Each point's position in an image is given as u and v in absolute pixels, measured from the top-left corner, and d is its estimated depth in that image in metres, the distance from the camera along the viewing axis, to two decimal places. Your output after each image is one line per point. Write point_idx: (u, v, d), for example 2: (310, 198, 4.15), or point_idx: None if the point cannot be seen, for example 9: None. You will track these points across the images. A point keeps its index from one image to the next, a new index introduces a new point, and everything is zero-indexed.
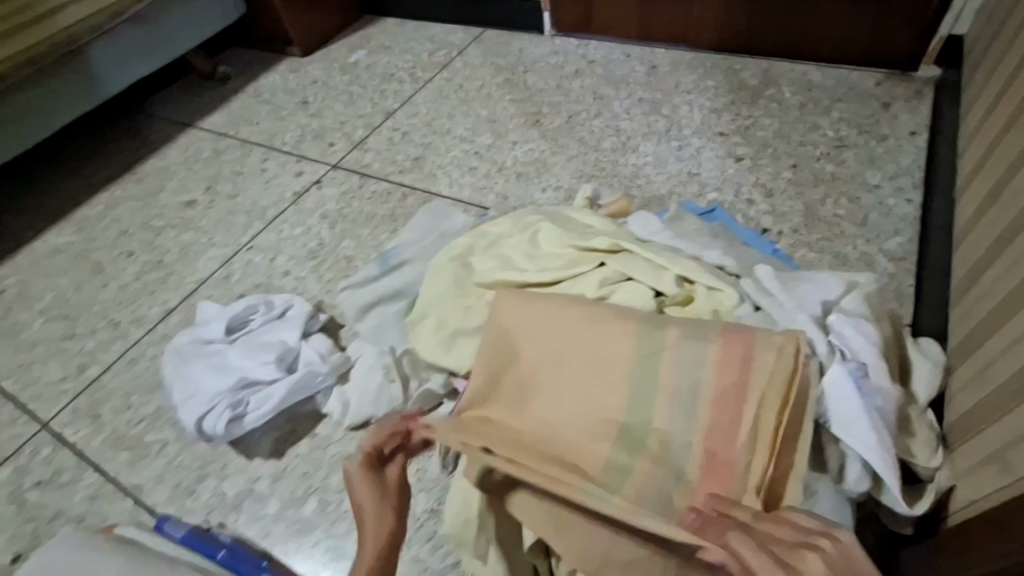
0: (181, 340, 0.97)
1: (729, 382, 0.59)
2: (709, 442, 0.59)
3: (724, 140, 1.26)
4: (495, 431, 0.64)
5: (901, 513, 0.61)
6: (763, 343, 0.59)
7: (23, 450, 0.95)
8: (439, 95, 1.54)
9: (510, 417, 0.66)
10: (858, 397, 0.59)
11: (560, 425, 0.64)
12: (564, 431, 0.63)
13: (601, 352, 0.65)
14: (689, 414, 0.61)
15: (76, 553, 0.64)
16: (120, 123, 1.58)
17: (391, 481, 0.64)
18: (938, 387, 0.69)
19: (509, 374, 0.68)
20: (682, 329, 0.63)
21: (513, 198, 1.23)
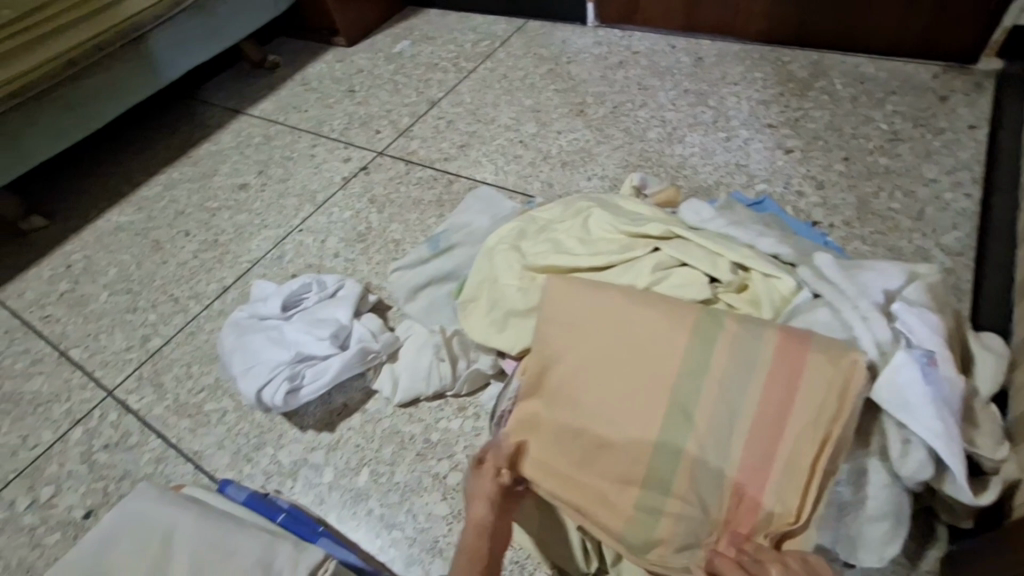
0: (240, 315, 1.01)
1: (776, 394, 0.60)
2: (746, 454, 0.60)
3: (773, 132, 1.25)
4: (542, 426, 0.68)
5: (965, 502, 0.59)
6: (816, 366, 0.59)
7: (93, 414, 1.00)
8: (483, 84, 1.55)
9: (555, 411, 0.68)
10: (925, 383, 0.58)
11: (603, 422, 0.65)
12: (603, 431, 0.65)
13: (648, 353, 0.65)
14: (732, 423, 0.61)
15: (157, 504, 0.65)
16: (177, 109, 1.64)
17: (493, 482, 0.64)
18: (1002, 381, 0.67)
19: (559, 368, 0.69)
20: (735, 335, 0.63)
21: (558, 185, 1.25)
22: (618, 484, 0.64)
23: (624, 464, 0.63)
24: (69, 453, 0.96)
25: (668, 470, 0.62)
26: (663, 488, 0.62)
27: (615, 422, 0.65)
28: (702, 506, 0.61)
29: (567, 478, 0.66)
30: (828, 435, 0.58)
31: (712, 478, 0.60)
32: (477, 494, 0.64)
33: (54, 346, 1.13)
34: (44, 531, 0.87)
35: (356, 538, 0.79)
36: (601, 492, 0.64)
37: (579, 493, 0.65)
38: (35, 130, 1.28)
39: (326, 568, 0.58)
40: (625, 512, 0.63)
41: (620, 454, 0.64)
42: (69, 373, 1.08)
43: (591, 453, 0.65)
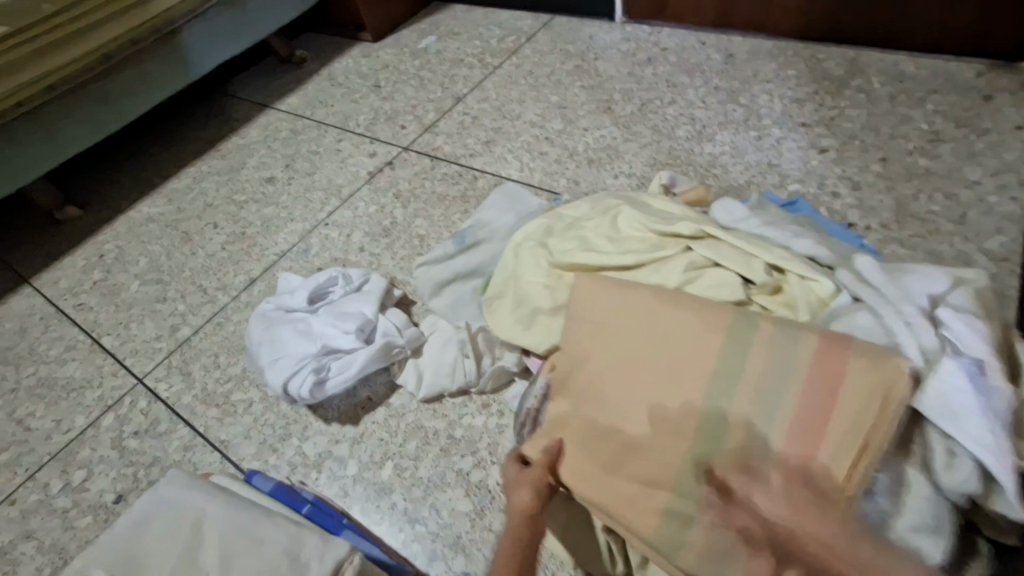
0: (267, 306, 1.02)
1: (816, 399, 0.59)
2: (788, 455, 0.57)
3: (807, 131, 1.22)
4: (573, 425, 0.68)
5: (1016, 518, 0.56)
6: (858, 371, 0.58)
7: (124, 400, 1.02)
8: (509, 80, 1.54)
9: (587, 410, 0.67)
10: (973, 392, 0.56)
11: (634, 421, 0.64)
12: (635, 430, 0.64)
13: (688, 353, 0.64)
14: (773, 427, 0.59)
15: (188, 489, 0.66)
16: (207, 103, 1.67)
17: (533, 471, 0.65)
18: None
19: (591, 367, 0.69)
20: (772, 338, 0.62)
21: (584, 183, 1.23)
22: (647, 486, 0.62)
23: (658, 465, 0.62)
24: (101, 438, 0.98)
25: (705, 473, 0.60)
26: (695, 491, 0.59)
27: (648, 421, 0.63)
28: (738, 512, 0.58)
29: (598, 477, 0.64)
30: (871, 442, 0.56)
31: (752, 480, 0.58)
32: (516, 483, 0.65)
33: (87, 334, 1.15)
34: (76, 514, 0.89)
35: (379, 532, 0.79)
36: (629, 494, 0.62)
37: (607, 494, 0.63)
38: (73, 121, 1.32)
39: (351, 562, 0.58)
40: (653, 515, 0.60)
41: (654, 454, 0.62)
42: (101, 359, 1.10)
43: (621, 454, 0.64)
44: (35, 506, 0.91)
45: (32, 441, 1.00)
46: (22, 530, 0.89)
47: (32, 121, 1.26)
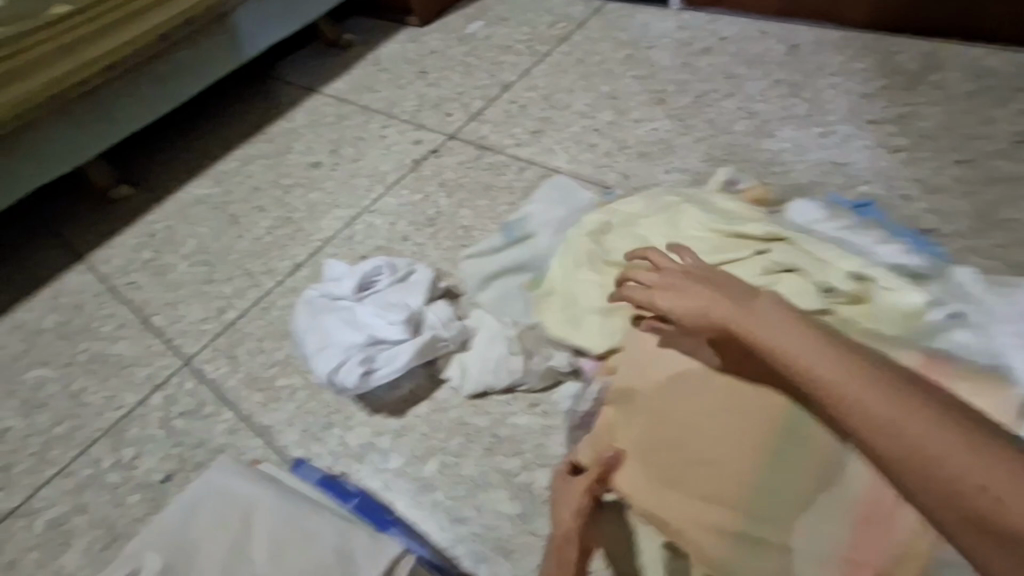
0: (312, 293, 1.01)
1: None
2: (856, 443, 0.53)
3: (878, 128, 1.14)
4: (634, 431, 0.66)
5: None
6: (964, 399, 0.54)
7: (172, 380, 1.04)
8: (558, 69, 1.50)
9: (648, 417, 0.66)
10: None
11: (700, 433, 0.62)
12: (695, 445, 0.62)
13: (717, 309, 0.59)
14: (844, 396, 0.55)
15: (240, 477, 0.66)
16: (253, 85, 1.67)
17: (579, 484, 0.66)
18: None
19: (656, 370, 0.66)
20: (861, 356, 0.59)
21: (636, 178, 1.19)
22: (711, 502, 0.61)
23: (721, 481, 0.60)
24: (149, 417, 0.99)
25: (774, 495, 0.58)
26: (762, 512, 0.59)
27: (710, 434, 0.61)
28: (806, 535, 0.57)
29: (657, 490, 0.63)
30: None
31: (822, 500, 0.57)
32: (563, 494, 0.67)
33: (137, 313, 1.17)
34: (126, 490, 0.91)
35: (423, 529, 0.78)
36: (692, 509, 0.61)
37: (667, 507, 0.63)
38: (130, 101, 1.35)
39: (403, 566, 0.58)
40: (716, 533, 0.60)
41: (718, 470, 0.61)
42: (151, 339, 1.12)
43: (684, 466, 0.62)
44: (87, 480, 0.93)
45: (85, 415, 1.02)
46: (75, 503, 0.91)
47: (93, 101, 1.30)
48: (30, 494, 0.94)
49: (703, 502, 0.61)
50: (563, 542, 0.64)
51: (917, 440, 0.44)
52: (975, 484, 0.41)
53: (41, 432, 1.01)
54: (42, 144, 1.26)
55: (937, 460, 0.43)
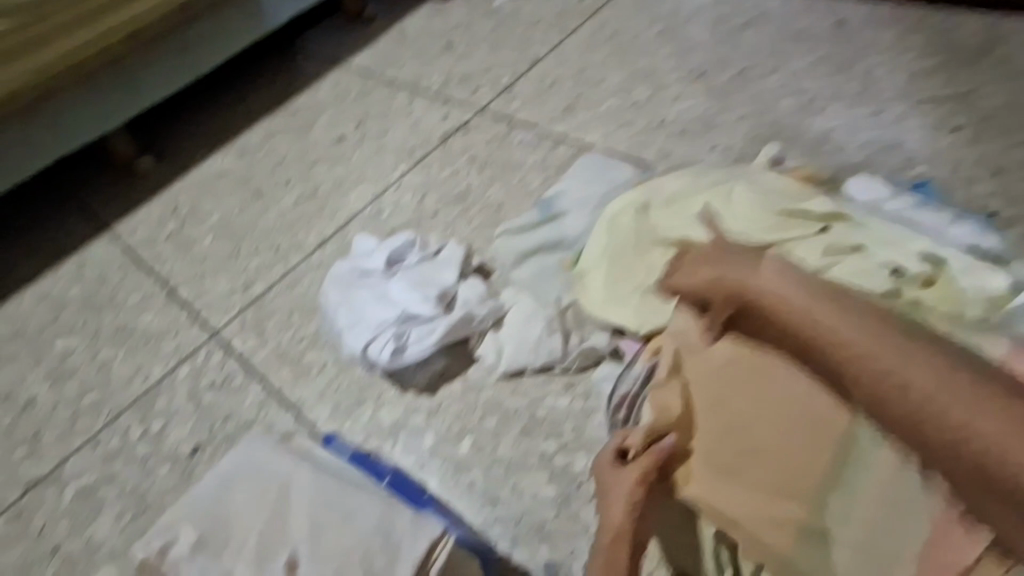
0: (341, 268, 0.98)
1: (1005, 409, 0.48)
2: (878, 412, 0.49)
3: (935, 107, 1.08)
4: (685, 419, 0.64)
5: None
6: None
7: (199, 352, 1.02)
8: (591, 43, 1.44)
9: (699, 404, 0.63)
10: None
11: (756, 423, 0.60)
12: (752, 436, 0.60)
13: (732, 275, 0.55)
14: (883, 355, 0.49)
15: (271, 452, 0.64)
16: (275, 57, 1.63)
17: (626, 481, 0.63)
18: None
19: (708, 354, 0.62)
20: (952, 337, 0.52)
21: (676, 155, 1.14)
22: (769, 495, 0.58)
23: (779, 475, 0.58)
24: (177, 389, 0.98)
25: (839, 492, 0.56)
26: (824, 506, 0.56)
27: (767, 427, 0.59)
28: (876, 533, 0.54)
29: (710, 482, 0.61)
30: None
31: (892, 508, 0.52)
32: (611, 491, 0.64)
33: (162, 285, 1.16)
34: (155, 462, 0.90)
35: (459, 509, 0.76)
36: (748, 501, 0.59)
37: (721, 498, 0.60)
38: (152, 71, 1.31)
39: (446, 544, 0.56)
40: (774, 525, 0.58)
41: (778, 463, 0.58)
42: (177, 311, 1.10)
43: (739, 457, 0.60)
44: (116, 450, 0.92)
45: (112, 386, 1.01)
46: (105, 473, 0.90)
47: (116, 73, 1.27)
48: (61, 463, 0.93)
49: (760, 495, 0.59)
50: (612, 540, 0.62)
51: (928, 403, 0.43)
52: (986, 445, 0.41)
53: (69, 401, 1.01)
54: (66, 115, 1.24)
55: (963, 425, 0.42)
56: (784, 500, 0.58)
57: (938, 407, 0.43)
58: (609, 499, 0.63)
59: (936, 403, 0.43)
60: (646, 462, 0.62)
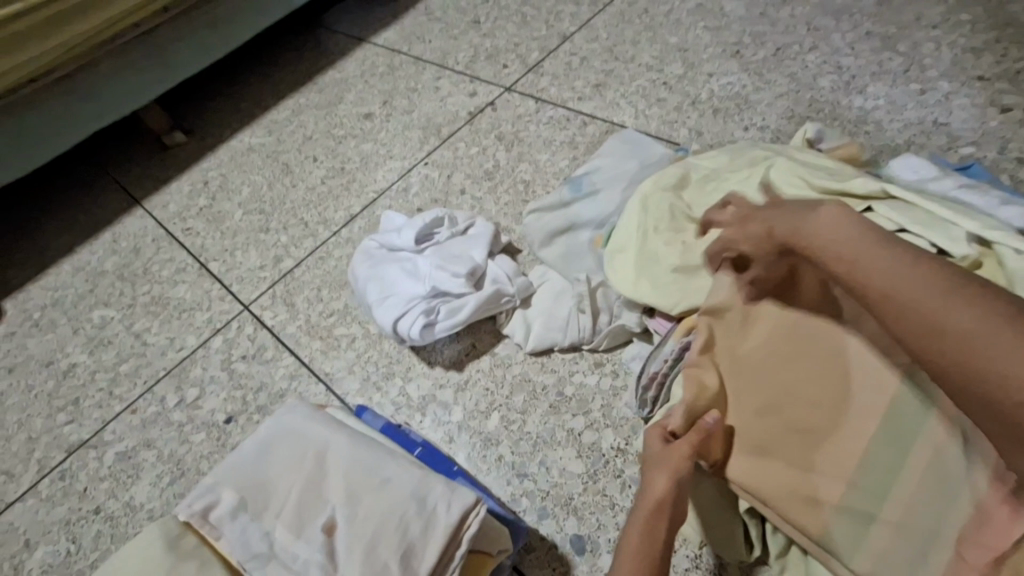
0: (371, 243, 0.99)
1: None
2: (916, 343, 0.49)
3: (985, 86, 1.04)
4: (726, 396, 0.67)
5: None
6: None
7: (232, 324, 1.04)
8: (621, 19, 1.41)
9: (740, 382, 0.67)
10: None
11: (798, 402, 0.64)
12: (794, 412, 0.64)
13: (786, 224, 0.57)
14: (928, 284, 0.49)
15: (310, 418, 0.65)
16: (302, 34, 1.63)
17: (676, 454, 0.61)
18: None
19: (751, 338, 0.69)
20: None
21: (709, 134, 1.12)
22: (808, 470, 0.61)
23: (818, 452, 0.62)
24: (210, 359, 1.00)
25: (878, 471, 0.59)
26: (861, 485, 0.59)
27: (810, 405, 0.63)
28: (911, 514, 0.56)
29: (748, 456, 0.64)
30: None
31: (930, 484, 0.56)
32: (656, 463, 0.61)
33: (195, 258, 1.18)
34: (191, 429, 0.92)
35: (487, 483, 0.77)
36: (785, 476, 0.62)
37: (759, 472, 0.63)
38: (184, 45, 1.33)
39: (480, 512, 0.56)
40: (810, 500, 0.60)
41: (819, 441, 0.62)
42: (209, 284, 1.12)
43: (779, 433, 0.64)
44: (153, 417, 0.95)
45: (149, 355, 1.04)
46: (142, 438, 0.93)
47: (149, 44, 1.28)
48: (100, 427, 0.96)
49: (797, 471, 0.62)
50: (652, 516, 0.57)
51: (962, 343, 0.43)
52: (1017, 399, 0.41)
53: (107, 369, 1.04)
54: (102, 85, 1.25)
55: (1006, 374, 0.41)
56: (821, 477, 0.61)
57: (989, 350, 0.42)
58: (652, 472, 0.60)
59: (982, 342, 0.42)
60: (691, 435, 0.62)
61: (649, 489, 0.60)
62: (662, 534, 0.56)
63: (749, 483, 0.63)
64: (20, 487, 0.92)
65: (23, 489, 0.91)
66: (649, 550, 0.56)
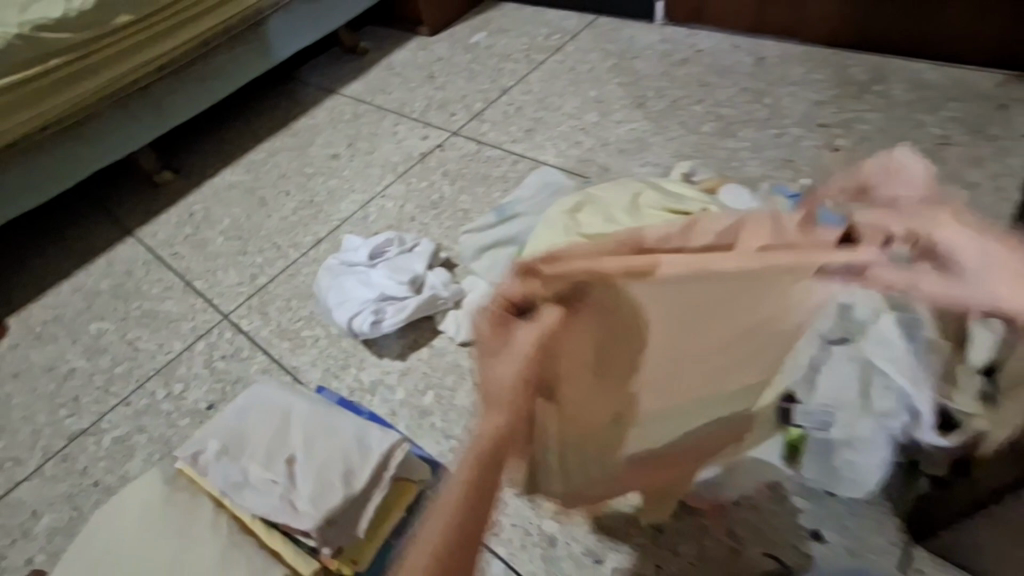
0: (333, 261, 1.20)
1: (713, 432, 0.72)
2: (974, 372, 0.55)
3: (823, 131, 1.31)
4: (602, 303, 0.62)
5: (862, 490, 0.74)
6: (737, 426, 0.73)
7: (212, 332, 1.23)
8: (551, 75, 1.68)
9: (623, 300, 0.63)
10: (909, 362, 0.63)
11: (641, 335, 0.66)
12: (627, 357, 0.65)
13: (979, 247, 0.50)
14: None
15: (276, 389, 0.85)
16: (280, 86, 1.87)
17: (513, 354, 0.52)
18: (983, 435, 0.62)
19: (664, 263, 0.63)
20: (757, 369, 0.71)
21: (614, 170, 1.37)
22: (597, 400, 0.64)
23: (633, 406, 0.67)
24: (195, 359, 1.18)
25: (641, 418, 0.68)
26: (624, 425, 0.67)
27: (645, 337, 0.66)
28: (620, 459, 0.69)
29: (579, 375, 0.61)
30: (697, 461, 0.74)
31: (683, 427, 0.70)
32: (493, 355, 0.52)
33: (181, 278, 1.37)
34: (176, 415, 1.10)
35: (421, 443, 0.96)
36: (584, 398, 0.63)
37: (570, 392, 0.62)
38: (177, 97, 1.55)
39: (403, 444, 0.76)
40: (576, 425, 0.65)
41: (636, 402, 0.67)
42: (194, 299, 1.31)
43: (611, 355, 0.64)
44: (144, 408, 1.12)
45: (140, 358, 1.21)
46: (134, 425, 1.10)
47: (145, 96, 1.50)
48: (97, 419, 1.12)
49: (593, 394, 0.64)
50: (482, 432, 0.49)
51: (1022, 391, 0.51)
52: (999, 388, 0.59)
53: (104, 370, 1.21)
54: (101, 132, 1.46)
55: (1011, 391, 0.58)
56: (602, 411, 0.66)
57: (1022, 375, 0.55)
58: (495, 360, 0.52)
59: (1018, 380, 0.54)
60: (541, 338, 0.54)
61: (492, 401, 0.51)
62: (494, 477, 0.48)
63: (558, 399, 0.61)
64: (26, 469, 1.08)
65: (30, 471, 1.07)
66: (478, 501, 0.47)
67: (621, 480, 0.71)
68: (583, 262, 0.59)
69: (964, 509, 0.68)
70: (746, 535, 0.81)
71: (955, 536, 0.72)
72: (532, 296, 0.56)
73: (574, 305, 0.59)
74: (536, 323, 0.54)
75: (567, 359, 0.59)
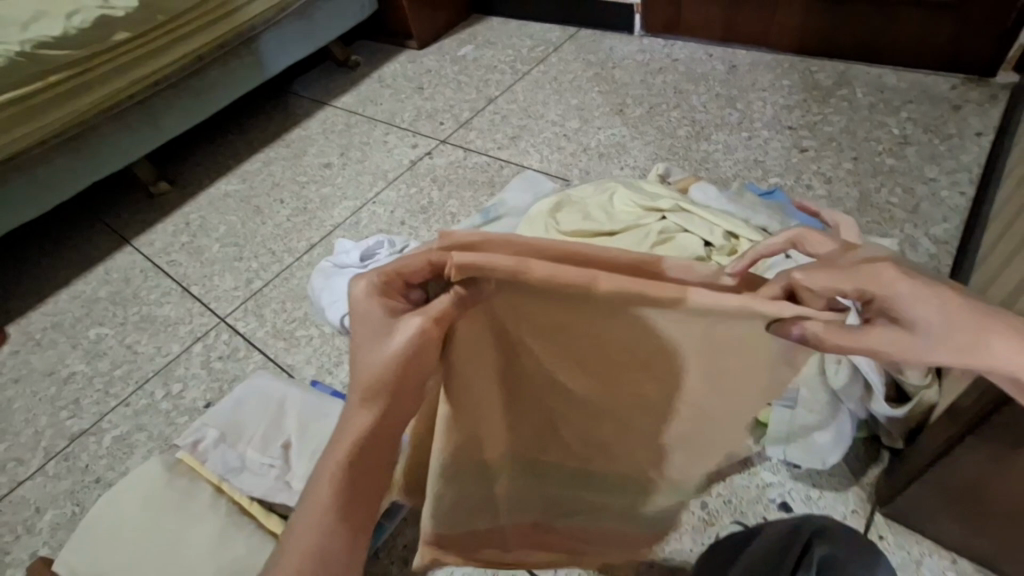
0: (326, 264, 1.25)
1: (631, 470, 0.62)
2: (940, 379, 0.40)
3: (792, 133, 1.38)
4: (533, 315, 0.44)
5: (819, 463, 0.82)
6: (680, 468, 0.61)
7: (209, 333, 1.27)
8: (536, 85, 1.75)
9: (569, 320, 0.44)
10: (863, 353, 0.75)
11: (585, 360, 0.48)
12: (557, 381, 0.51)
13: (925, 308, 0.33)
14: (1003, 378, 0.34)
15: (271, 381, 0.89)
16: (273, 99, 1.93)
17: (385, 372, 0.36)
18: (923, 396, 0.76)
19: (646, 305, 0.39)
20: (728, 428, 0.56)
21: (594, 173, 1.43)
22: (507, 408, 0.53)
23: (552, 424, 0.56)
24: (193, 360, 1.22)
25: (558, 435, 0.58)
26: (533, 434, 0.58)
27: (588, 364, 0.48)
28: (515, 467, 0.61)
29: (485, 385, 0.48)
30: (604, 494, 0.66)
31: (597, 458, 0.61)
32: (364, 362, 0.37)
33: (178, 284, 1.41)
34: (175, 413, 1.14)
35: None
36: (492, 409, 0.52)
37: (473, 410, 0.50)
38: (172, 110, 1.60)
39: None
40: (476, 439, 0.53)
41: (558, 424, 0.56)
42: (191, 304, 1.35)
43: (535, 372, 0.50)
44: (144, 407, 1.16)
45: (139, 360, 1.25)
46: (134, 424, 1.13)
47: (142, 110, 1.55)
48: (98, 418, 1.16)
49: (500, 408, 0.52)
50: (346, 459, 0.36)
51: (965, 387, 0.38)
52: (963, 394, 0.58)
53: (103, 373, 1.24)
54: (99, 145, 1.50)
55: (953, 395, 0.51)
56: (511, 421, 0.55)
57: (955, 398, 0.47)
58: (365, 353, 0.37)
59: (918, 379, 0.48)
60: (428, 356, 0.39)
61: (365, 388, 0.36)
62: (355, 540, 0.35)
63: (457, 406, 0.48)
64: (29, 468, 1.11)
65: (32, 470, 1.10)
66: (352, 501, 0.35)
67: (508, 493, 0.64)
68: (514, 254, 0.38)
69: (911, 473, 0.74)
70: (718, 507, 0.86)
71: (905, 502, 0.77)
72: (441, 269, 0.39)
73: (496, 297, 0.41)
74: (428, 313, 0.38)
75: (473, 373, 0.46)
